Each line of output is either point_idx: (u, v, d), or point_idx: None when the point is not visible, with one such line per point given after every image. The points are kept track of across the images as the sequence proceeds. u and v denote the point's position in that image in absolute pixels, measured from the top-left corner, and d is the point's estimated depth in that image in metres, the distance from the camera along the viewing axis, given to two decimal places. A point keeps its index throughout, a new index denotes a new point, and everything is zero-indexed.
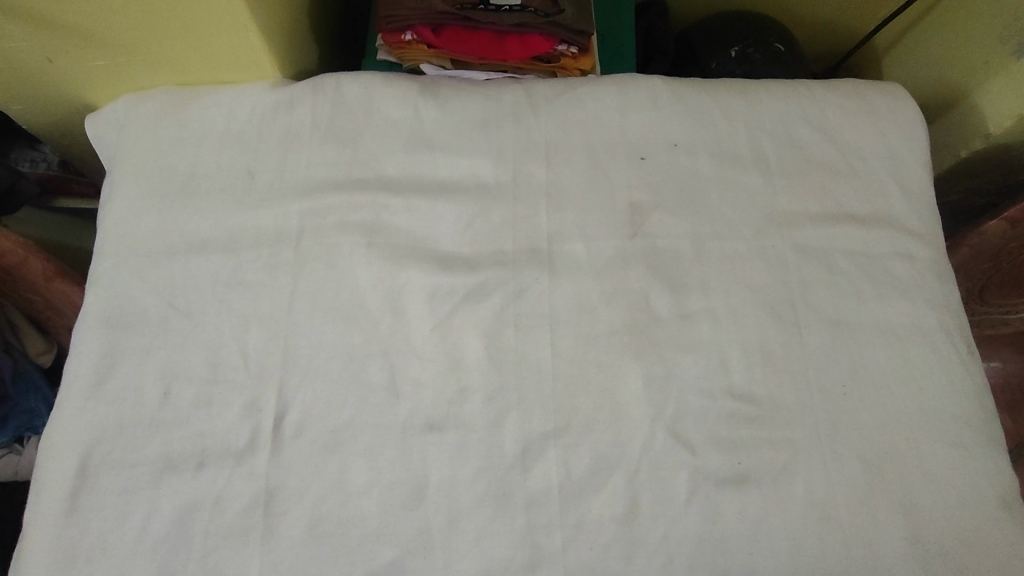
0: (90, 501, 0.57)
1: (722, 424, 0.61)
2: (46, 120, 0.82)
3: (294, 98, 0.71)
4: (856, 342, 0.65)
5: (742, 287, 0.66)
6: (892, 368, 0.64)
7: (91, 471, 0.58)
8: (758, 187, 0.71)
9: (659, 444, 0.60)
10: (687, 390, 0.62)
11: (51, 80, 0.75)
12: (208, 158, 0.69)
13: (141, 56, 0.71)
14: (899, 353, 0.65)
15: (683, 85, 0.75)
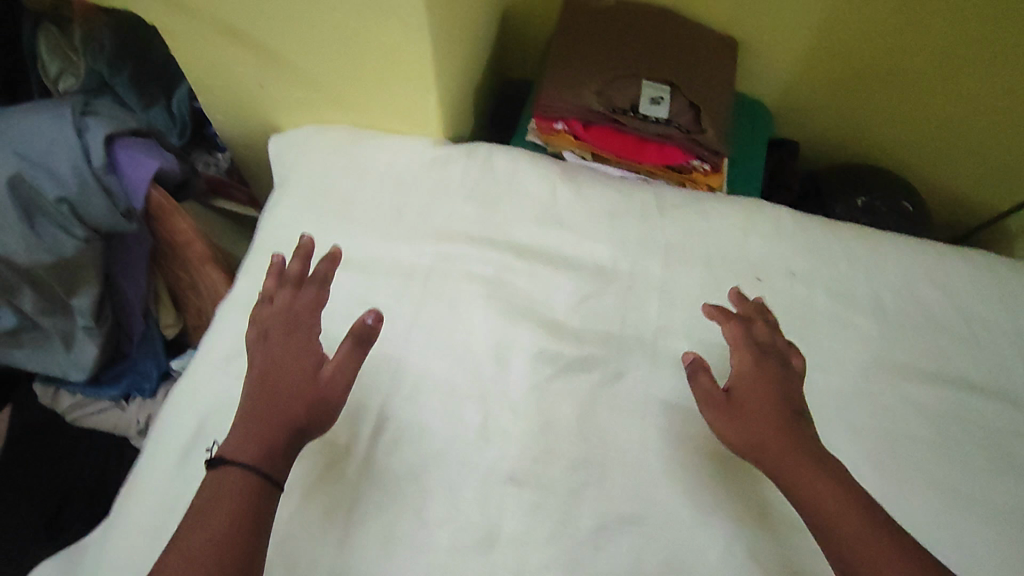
0: (197, 461, 0.61)
1: (804, 558, 0.59)
2: (238, 131, 0.96)
3: (448, 158, 0.80)
4: (963, 515, 0.61)
5: (842, 426, 0.65)
6: (1003, 552, 0.59)
7: (207, 432, 0.63)
8: (852, 321, 0.71)
9: (736, 561, 0.58)
10: (769, 513, 0.60)
11: (256, 101, 0.89)
12: (366, 190, 0.78)
13: (333, 96, 0.83)
14: (1009, 537, 0.60)
15: (806, 220, 0.78)
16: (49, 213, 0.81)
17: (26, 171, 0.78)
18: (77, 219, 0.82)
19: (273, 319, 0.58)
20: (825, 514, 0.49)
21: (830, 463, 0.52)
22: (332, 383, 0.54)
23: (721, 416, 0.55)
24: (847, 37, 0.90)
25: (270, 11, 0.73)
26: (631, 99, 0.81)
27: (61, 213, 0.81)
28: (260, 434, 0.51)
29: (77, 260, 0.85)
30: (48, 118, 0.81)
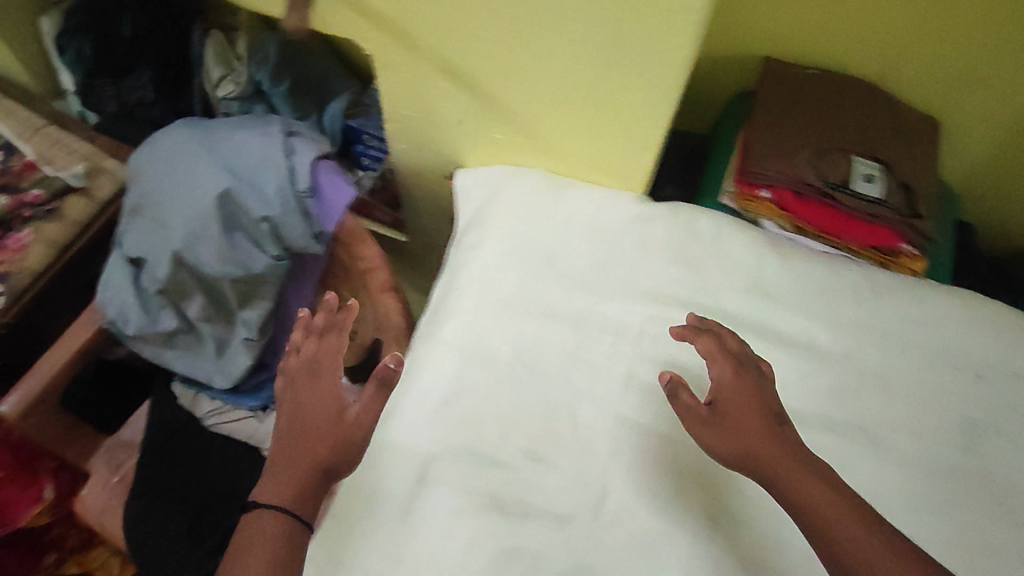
0: (422, 508, 0.64)
1: None
2: (415, 160, 0.96)
3: (652, 216, 0.78)
4: None
5: None
6: None
7: (430, 477, 0.65)
8: (943, 385, 0.70)
9: None
10: None
11: (446, 134, 0.88)
12: (569, 243, 0.78)
13: (535, 141, 0.82)
14: None
15: (981, 297, 0.76)
16: (249, 230, 0.84)
17: (236, 188, 0.81)
18: (273, 238, 0.84)
19: (298, 368, 0.68)
20: (824, 518, 0.55)
21: (739, 431, 0.60)
22: (359, 422, 0.64)
23: (712, 435, 0.60)
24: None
25: (505, 57, 0.73)
26: (845, 175, 0.80)
27: (260, 232, 0.83)
28: (291, 474, 0.62)
29: (265, 276, 0.87)
30: (260, 137, 0.83)
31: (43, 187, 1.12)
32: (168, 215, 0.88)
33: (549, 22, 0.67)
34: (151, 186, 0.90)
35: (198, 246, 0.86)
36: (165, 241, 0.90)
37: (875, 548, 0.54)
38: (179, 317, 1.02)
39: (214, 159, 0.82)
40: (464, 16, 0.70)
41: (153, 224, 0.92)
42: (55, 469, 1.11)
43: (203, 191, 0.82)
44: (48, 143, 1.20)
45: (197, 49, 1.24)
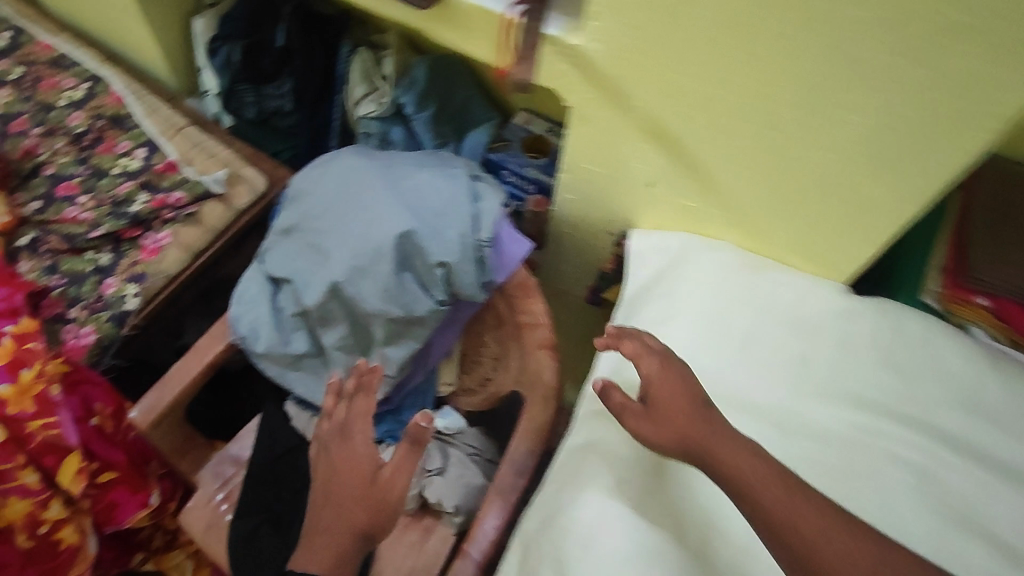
0: None
1: None
2: (583, 212, 0.93)
3: (857, 310, 0.74)
4: None
5: None
6: None
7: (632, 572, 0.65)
8: None
9: None
10: None
11: (628, 194, 0.85)
12: (767, 329, 0.74)
13: (734, 215, 0.78)
14: None
15: None
16: (419, 272, 0.82)
17: (419, 231, 0.79)
18: (443, 284, 0.82)
19: (331, 431, 0.86)
20: (753, 497, 0.58)
21: (690, 424, 0.63)
22: (389, 484, 0.83)
23: (643, 423, 0.66)
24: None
25: (741, 133, 0.69)
26: None
27: (432, 277, 0.81)
28: (343, 533, 0.83)
29: (421, 320, 0.85)
30: (446, 180, 0.82)
31: (184, 191, 1.12)
32: (332, 244, 0.86)
33: (813, 111, 0.64)
34: (314, 211, 0.89)
35: (361, 281, 0.84)
36: (322, 269, 0.88)
37: (832, 537, 0.54)
38: (309, 342, 0.99)
39: (398, 198, 0.81)
40: (706, 87, 0.67)
41: (310, 249, 0.91)
42: (162, 474, 1.12)
43: (382, 228, 0.80)
44: (189, 144, 1.20)
45: (343, 66, 1.22)
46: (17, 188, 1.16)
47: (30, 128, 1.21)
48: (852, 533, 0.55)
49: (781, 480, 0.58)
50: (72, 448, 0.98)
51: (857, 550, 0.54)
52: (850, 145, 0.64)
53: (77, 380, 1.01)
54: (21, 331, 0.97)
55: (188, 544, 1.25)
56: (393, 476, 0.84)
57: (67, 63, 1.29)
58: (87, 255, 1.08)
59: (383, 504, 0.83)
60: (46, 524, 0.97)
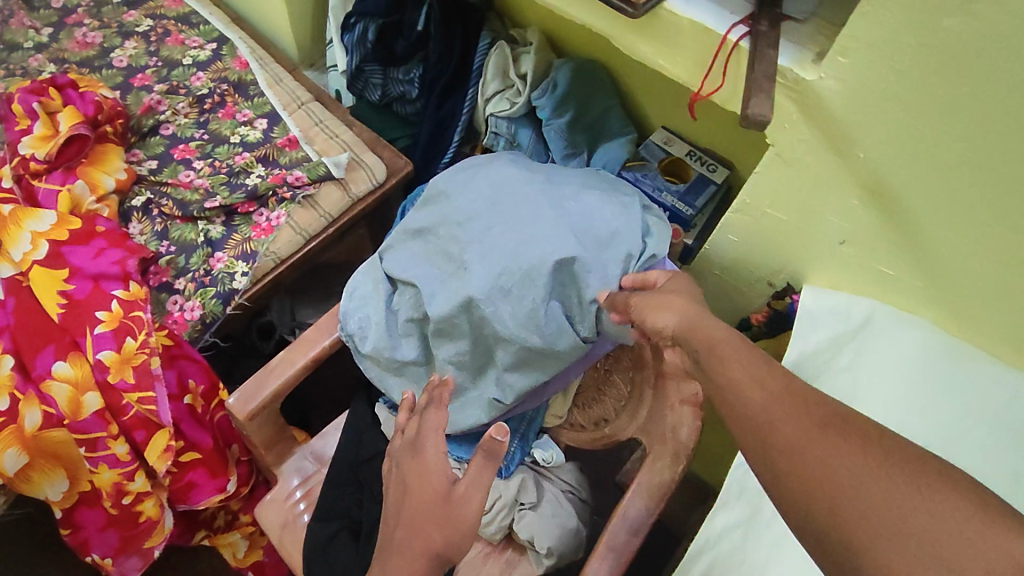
0: None
1: None
2: (741, 257, 0.84)
3: None
4: None
5: None
6: None
7: None
8: None
9: None
10: None
11: (806, 247, 0.76)
12: (968, 429, 0.65)
13: (940, 292, 0.69)
14: None
15: None
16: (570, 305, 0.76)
17: (582, 258, 0.73)
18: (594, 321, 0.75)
19: (400, 449, 0.74)
20: (726, 371, 0.53)
21: (690, 321, 0.59)
22: (464, 500, 0.67)
23: (649, 300, 0.63)
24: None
25: (985, 211, 0.60)
26: None
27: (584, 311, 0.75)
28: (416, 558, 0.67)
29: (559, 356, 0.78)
30: (617, 209, 0.77)
31: (304, 170, 1.06)
32: (475, 256, 0.79)
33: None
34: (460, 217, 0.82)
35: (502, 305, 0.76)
36: (456, 280, 0.81)
37: (802, 410, 0.48)
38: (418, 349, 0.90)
39: (561, 221, 0.75)
40: (954, 147, 0.59)
41: (445, 257, 0.83)
42: (241, 460, 1.03)
43: (543, 251, 0.74)
44: (311, 122, 1.15)
45: (479, 58, 1.15)
46: (134, 144, 1.12)
47: (152, 83, 1.17)
48: (832, 418, 0.48)
49: (760, 361, 0.52)
50: (163, 425, 0.90)
51: (827, 432, 0.47)
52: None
53: (177, 354, 0.94)
54: (129, 298, 0.91)
55: (248, 527, 1.18)
56: (468, 487, 0.68)
57: (195, 21, 1.26)
58: (198, 225, 1.03)
59: (458, 521, 0.67)
60: (130, 495, 0.91)
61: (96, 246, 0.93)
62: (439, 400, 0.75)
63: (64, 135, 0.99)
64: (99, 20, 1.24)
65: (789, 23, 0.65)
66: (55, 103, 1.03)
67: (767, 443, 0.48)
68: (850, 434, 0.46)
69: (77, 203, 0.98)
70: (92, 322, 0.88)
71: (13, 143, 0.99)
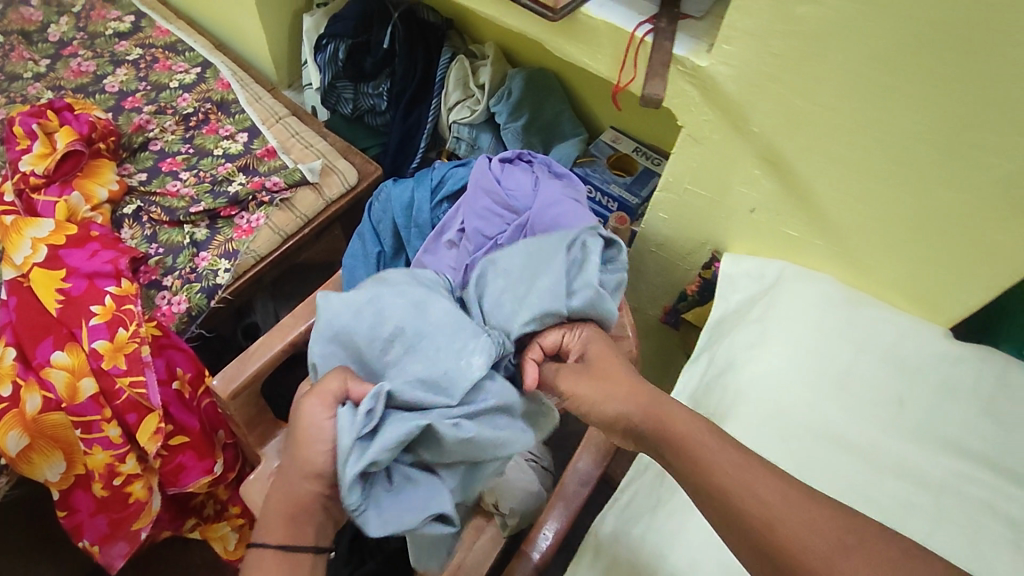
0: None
1: None
2: (672, 234, 0.94)
3: (961, 356, 0.71)
4: None
5: None
6: None
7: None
8: None
9: None
10: None
11: (724, 219, 0.86)
12: (864, 365, 0.72)
13: (838, 249, 0.77)
14: None
15: None
16: (437, 412, 0.63)
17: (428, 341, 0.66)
18: (398, 497, 0.62)
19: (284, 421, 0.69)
20: (702, 469, 0.56)
21: (652, 406, 0.62)
22: (315, 422, 0.61)
23: (583, 385, 0.66)
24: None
25: (858, 171, 0.70)
26: None
27: (402, 429, 0.60)
28: (287, 505, 0.62)
29: (379, 510, 0.60)
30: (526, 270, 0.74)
31: (282, 177, 1.16)
32: (403, 315, 0.68)
33: (942, 157, 0.64)
34: (408, 279, 0.73)
35: (416, 377, 0.65)
36: (384, 338, 0.67)
37: (778, 489, 0.53)
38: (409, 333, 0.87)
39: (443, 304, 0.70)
40: (828, 115, 0.68)
41: (363, 295, 0.69)
42: (227, 444, 1.10)
43: (461, 340, 0.66)
44: (288, 133, 1.25)
45: (441, 71, 1.27)
46: (125, 160, 1.22)
47: (142, 105, 1.28)
48: (849, 536, 0.50)
49: (752, 465, 0.54)
50: (153, 408, 0.97)
51: (840, 543, 0.50)
52: (974, 191, 0.64)
53: (166, 344, 1.02)
54: (121, 293, 0.99)
55: (236, 519, 1.24)
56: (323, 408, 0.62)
57: (181, 49, 1.37)
58: (185, 229, 1.12)
59: (319, 461, 0.61)
60: (120, 477, 0.98)
61: (90, 248, 1.02)
62: (321, 390, 0.62)
63: (61, 151, 1.08)
64: (92, 50, 1.36)
65: (688, 20, 0.76)
66: (52, 124, 1.13)
67: (775, 547, 0.51)
68: (856, 528, 0.50)
69: (73, 212, 1.07)
70: (87, 315, 0.96)
71: (15, 161, 1.08)
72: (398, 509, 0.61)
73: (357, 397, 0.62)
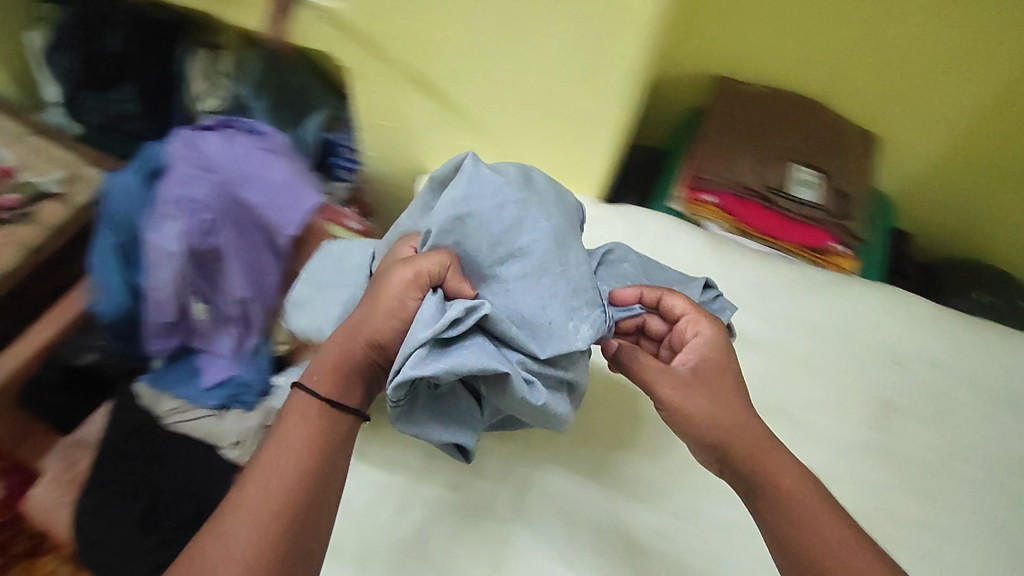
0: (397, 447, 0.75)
1: None
2: (391, 169, 1.02)
3: (603, 217, 0.86)
4: None
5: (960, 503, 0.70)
6: None
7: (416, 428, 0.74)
8: (862, 369, 0.77)
9: None
10: None
11: (416, 145, 0.94)
12: None
13: (498, 150, 0.88)
14: None
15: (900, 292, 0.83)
16: (517, 360, 0.58)
17: (541, 277, 0.60)
18: (437, 421, 0.63)
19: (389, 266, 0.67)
20: (808, 531, 0.55)
21: (769, 462, 0.59)
22: (410, 301, 0.60)
23: (675, 386, 0.61)
24: (994, 133, 0.96)
25: (477, 76, 0.79)
26: (780, 180, 0.87)
27: (477, 358, 0.55)
28: (346, 355, 0.63)
29: (410, 419, 0.63)
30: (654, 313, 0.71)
31: (18, 194, 1.15)
32: (542, 241, 0.60)
33: (524, 51, 0.73)
34: (558, 205, 0.65)
35: (518, 310, 0.59)
36: (504, 252, 0.60)
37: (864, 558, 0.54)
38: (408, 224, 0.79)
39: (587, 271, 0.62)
40: (437, 32, 0.76)
41: (515, 194, 0.61)
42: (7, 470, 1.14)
43: (578, 301, 0.60)
44: (28, 151, 1.23)
45: (184, 66, 1.26)
46: None
47: None
48: None
49: (850, 534, 0.55)
50: None
51: None
52: (555, 71, 0.74)
53: None
54: None
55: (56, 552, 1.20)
56: (419, 284, 0.59)
57: None
58: None
59: (389, 332, 0.61)
60: None
61: None
62: (415, 262, 0.60)
63: None
64: None
65: None
66: None
67: None
68: None
69: None
70: None
71: None
72: (428, 419, 0.63)
73: (453, 293, 0.59)
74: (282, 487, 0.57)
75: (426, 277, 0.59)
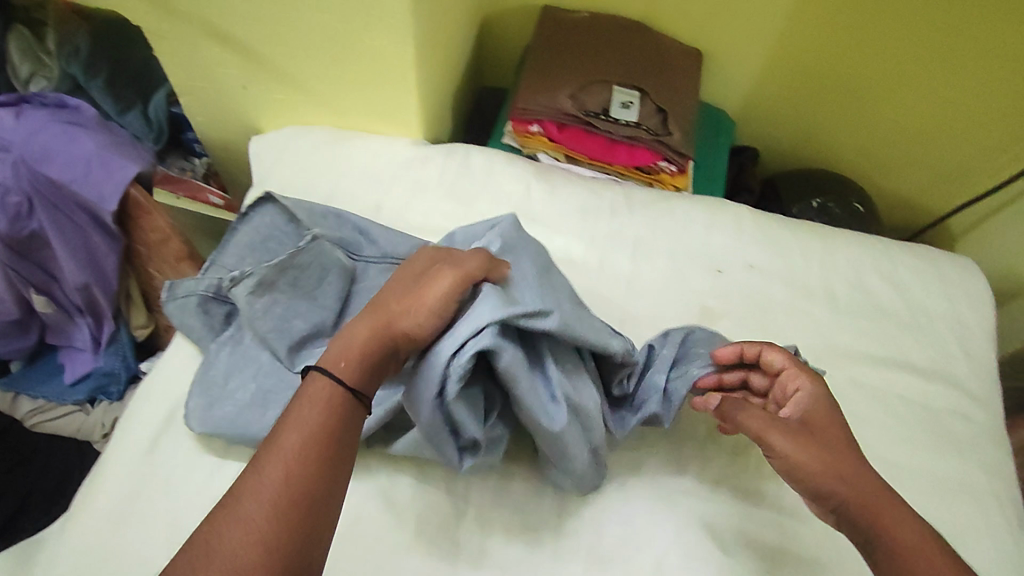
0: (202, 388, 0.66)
1: (738, 509, 0.66)
2: (220, 135, 0.98)
3: (427, 157, 0.85)
4: (898, 473, 0.69)
5: None
6: (928, 503, 0.67)
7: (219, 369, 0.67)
8: (686, 280, 0.79)
9: (685, 516, 0.64)
10: (720, 466, 0.68)
11: (234, 104, 0.90)
12: (348, 184, 0.83)
13: (314, 97, 0.85)
14: (939, 491, 0.68)
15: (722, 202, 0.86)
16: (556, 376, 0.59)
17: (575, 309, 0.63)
18: (469, 408, 0.56)
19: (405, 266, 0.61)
20: None
21: (875, 506, 0.53)
22: (442, 301, 0.56)
23: (771, 424, 0.57)
24: (804, 43, 1.00)
25: (266, 19, 0.75)
26: (602, 103, 0.88)
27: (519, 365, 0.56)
28: (375, 335, 0.54)
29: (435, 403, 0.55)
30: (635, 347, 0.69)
31: None
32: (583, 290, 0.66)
33: None
34: None
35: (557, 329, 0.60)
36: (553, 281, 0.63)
37: None
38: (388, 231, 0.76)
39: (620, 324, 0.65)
40: None
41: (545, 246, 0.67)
42: None
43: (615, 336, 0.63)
44: None
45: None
46: None
47: None
48: None
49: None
50: None
51: None
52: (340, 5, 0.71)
53: None
54: None
55: None
56: (459, 290, 0.57)
57: None
58: None
59: (425, 327, 0.55)
60: None
61: None
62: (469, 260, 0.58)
63: None
64: None
65: None
66: None
67: None
68: None
69: None
70: None
71: None
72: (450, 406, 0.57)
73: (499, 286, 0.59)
74: (300, 478, 0.45)
75: (451, 278, 0.57)
